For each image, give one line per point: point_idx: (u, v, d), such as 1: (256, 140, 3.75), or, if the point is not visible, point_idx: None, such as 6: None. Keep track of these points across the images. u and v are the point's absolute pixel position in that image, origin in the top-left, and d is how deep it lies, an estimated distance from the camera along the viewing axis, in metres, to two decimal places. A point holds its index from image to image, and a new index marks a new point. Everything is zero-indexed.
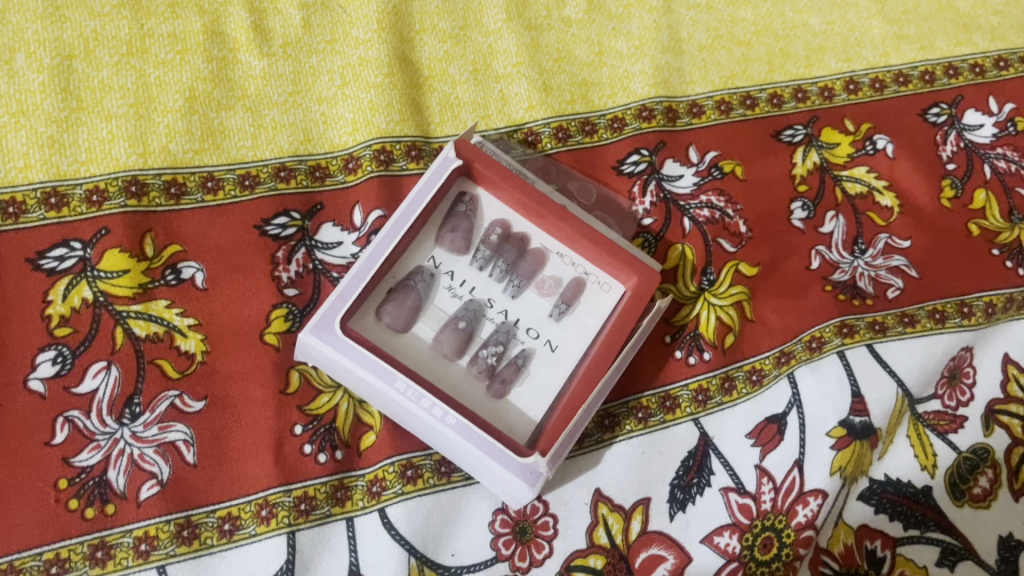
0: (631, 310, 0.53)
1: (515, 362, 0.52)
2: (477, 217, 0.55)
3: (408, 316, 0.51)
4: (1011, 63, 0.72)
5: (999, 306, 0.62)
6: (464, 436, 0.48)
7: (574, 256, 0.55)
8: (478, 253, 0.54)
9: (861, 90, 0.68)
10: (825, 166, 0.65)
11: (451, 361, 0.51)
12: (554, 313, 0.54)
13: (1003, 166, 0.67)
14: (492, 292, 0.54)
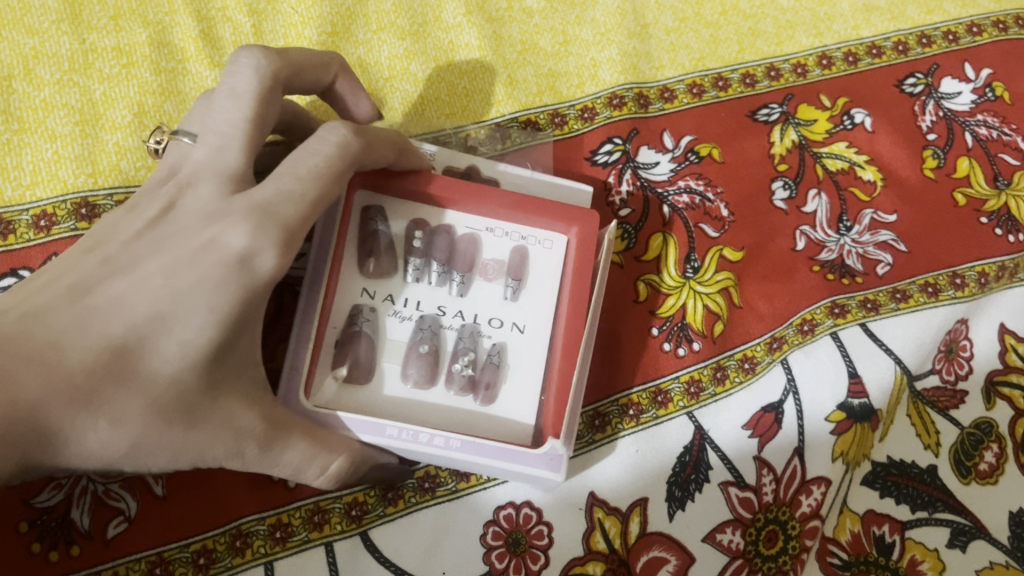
0: (584, 261, 0.51)
1: (488, 362, 0.49)
2: (393, 229, 0.51)
3: (369, 360, 0.47)
4: (985, 28, 0.70)
5: (991, 275, 0.61)
6: (475, 452, 0.45)
7: (504, 226, 0.52)
8: (410, 264, 0.50)
9: (835, 65, 0.67)
10: (804, 143, 0.63)
11: (427, 388, 0.48)
12: (508, 293, 0.51)
13: (984, 132, 0.66)
14: (439, 299, 0.50)
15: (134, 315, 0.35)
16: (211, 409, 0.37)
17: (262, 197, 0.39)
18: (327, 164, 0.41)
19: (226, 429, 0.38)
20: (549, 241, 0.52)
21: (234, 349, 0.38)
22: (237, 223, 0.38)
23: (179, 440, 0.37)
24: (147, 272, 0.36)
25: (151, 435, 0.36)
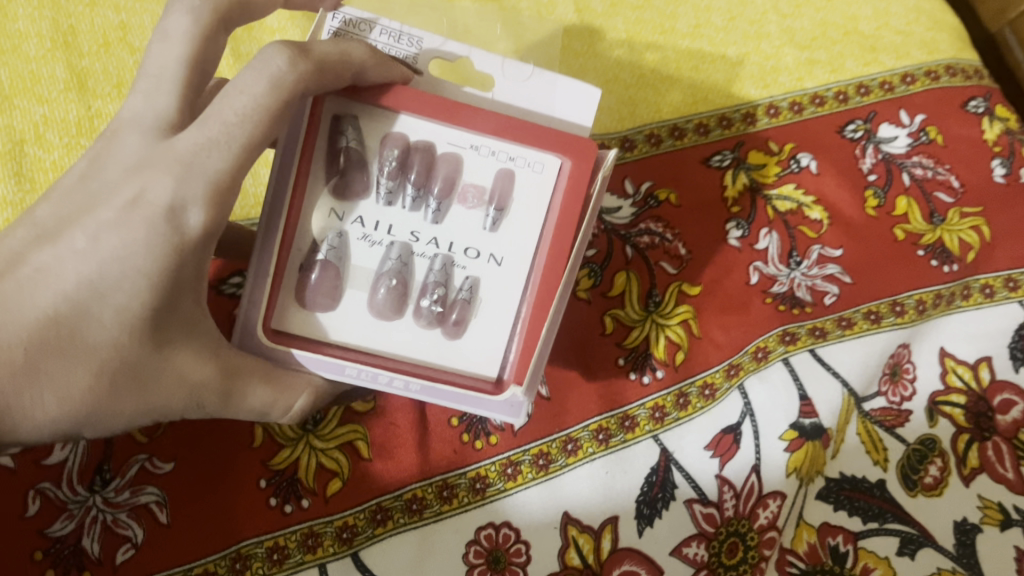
0: (573, 200, 0.46)
1: (460, 298, 0.47)
2: (367, 144, 0.45)
3: (330, 290, 0.46)
4: (918, 77, 0.76)
5: (928, 303, 0.66)
6: (433, 395, 0.47)
7: (492, 143, 0.45)
8: (381, 186, 0.45)
9: (782, 114, 0.73)
10: (755, 186, 0.68)
11: (392, 318, 0.47)
12: (488, 224, 0.46)
13: (920, 173, 0.71)
14: (413, 224, 0.46)
15: (68, 287, 0.38)
16: (160, 366, 0.42)
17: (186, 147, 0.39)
18: (256, 104, 0.39)
19: (179, 383, 0.43)
20: (543, 162, 0.46)
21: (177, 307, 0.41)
22: (163, 174, 0.39)
23: (134, 400, 0.42)
24: (75, 237, 0.39)
25: (105, 399, 0.41)
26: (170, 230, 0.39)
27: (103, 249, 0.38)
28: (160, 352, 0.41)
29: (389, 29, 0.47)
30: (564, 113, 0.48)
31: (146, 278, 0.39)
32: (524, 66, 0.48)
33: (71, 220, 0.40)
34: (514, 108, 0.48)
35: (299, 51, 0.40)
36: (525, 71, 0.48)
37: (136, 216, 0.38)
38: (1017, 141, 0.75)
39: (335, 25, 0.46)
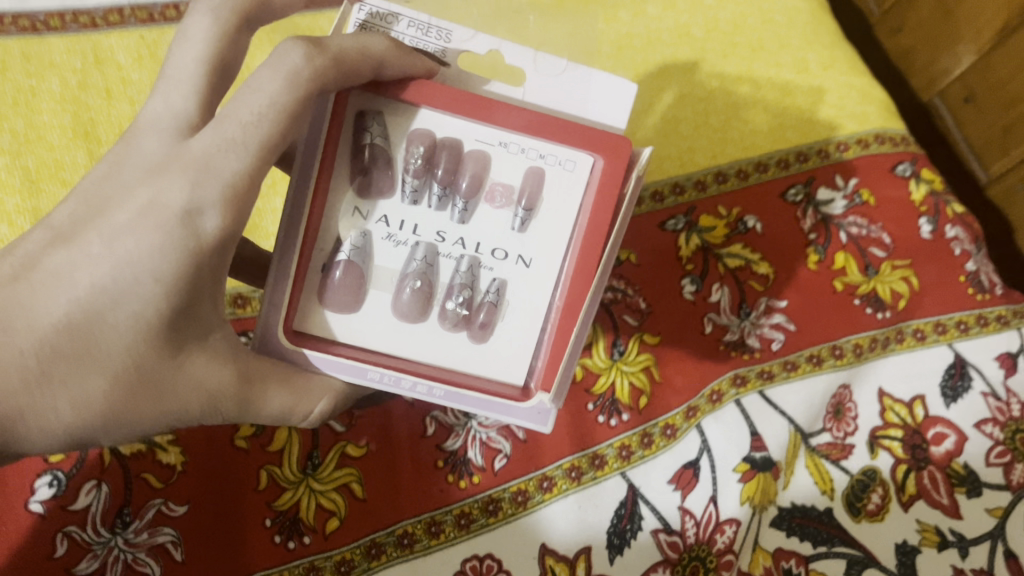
0: (602, 201, 0.46)
1: (486, 301, 0.47)
2: (392, 142, 0.46)
3: (353, 291, 0.46)
4: (850, 146, 0.85)
5: (865, 347, 0.73)
6: (456, 400, 0.47)
7: (520, 140, 0.46)
8: (406, 187, 0.46)
9: (729, 181, 0.81)
10: (707, 246, 0.76)
11: (417, 317, 0.47)
12: (516, 224, 0.47)
13: (855, 231, 0.80)
14: (438, 223, 0.47)
15: (80, 292, 0.39)
16: (177, 374, 0.42)
17: (200, 152, 0.40)
18: (272, 102, 0.40)
19: (196, 390, 0.43)
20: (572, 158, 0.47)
21: (195, 310, 0.42)
22: (178, 177, 0.40)
23: (152, 408, 0.42)
24: (87, 242, 0.40)
25: (120, 407, 0.41)
26: (183, 234, 0.39)
27: (115, 254, 0.39)
28: (177, 359, 0.42)
29: (414, 22, 0.48)
30: (603, 108, 0.48)
31: (157, 283, 0.39)
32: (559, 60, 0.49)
33: (84, 226, 0.41)
34: (550, 101, 0.48)
35: (315, 45, 0.41)
36: (561, 65, 0.49)
37: (148, 220, 0.39)
38: (942, 201, 0.84)
39: (360, 17, 0.47)
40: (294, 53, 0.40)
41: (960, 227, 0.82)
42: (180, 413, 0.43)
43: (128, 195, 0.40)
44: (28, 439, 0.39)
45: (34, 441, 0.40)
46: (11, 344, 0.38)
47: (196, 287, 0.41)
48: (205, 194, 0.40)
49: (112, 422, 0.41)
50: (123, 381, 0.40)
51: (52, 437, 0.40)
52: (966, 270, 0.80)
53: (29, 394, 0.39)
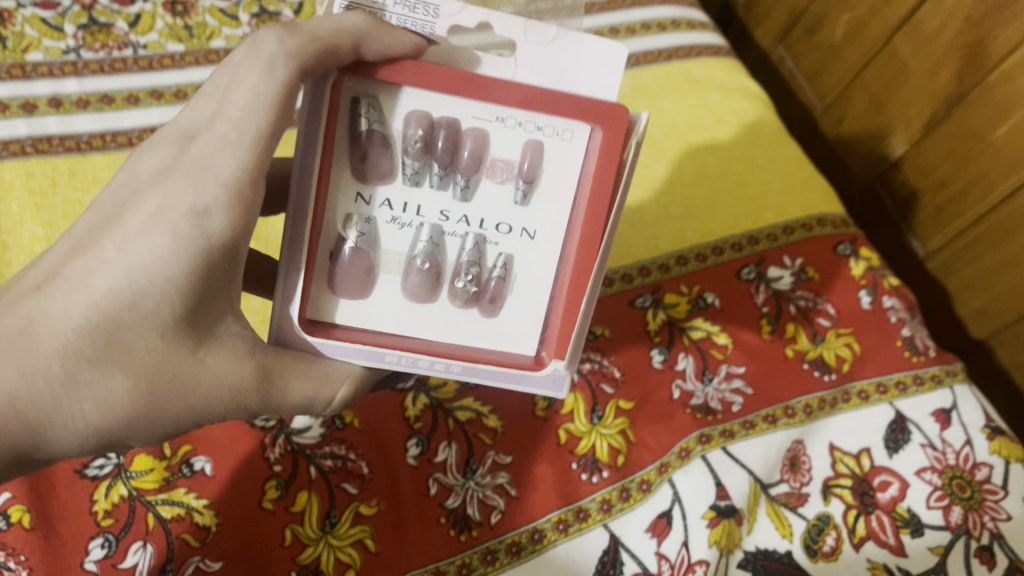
0: (602, 185, 0.53)
1: (494, 278, 0.55)
2: (389, 127, 0.52)
3: (360, 272, 0.54)
4: (796, 229, 0.96)
5: (815, 406, 0.83)
6: (471, 373, 0.55)
7: (514, 116, 0.53)
8: (408, 169, 0.53)
9: (689, 263, 0.91)
10: (672, 321, 0.86)
11: (424, 288, 0.55)
12: (519, 198, 0.55)
13: (804, 304, 0.90)
14: (443, 202, 0.55)
15: (99, 298, 0.46)
16: (197, 369, 0.50)
17: (203, 155, 0.47)
18: (255, 93, 0.47)
19: (216, 385, 0.51)
20: (569, 129, 0.53)
21: (211, 306, 0.49)
22: (183, 182, 0.47)
23: (177, 402, 0.50)
24: (103, 248, 0.47)
25: (147, 400, 0.49)
26: (194, 235, 0.46)
27: (129, 258, 0.46)
28: (197, 357, 0.50)
29: (402, 0, 0.54)
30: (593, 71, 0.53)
31: (172, 286, 0.47)
32: (548, 29, 0.53)
33: (102, 235, 0.48)
34: (541, 69, 0.54)
35: (288, 30, 0.47)
36: (550, 33, 0.53)
37: (160, 228, 0.46)
38: (879, 276, 0.94)
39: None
40: (270, 42, 0.47)
41: (895, 297, 0.93)
42: (201, 405, 0.51)
43: (141, 203, 0.48)
44: (64, 431, 0.48)
45: (70, 434, 0.48)
46: (42, 349, 0.46)
47: (205, 286, 0.48)
48: (210, 197, 0.47)
49: (140, 415, 0.50)
50: (142, 378, 0.48)
51: (87, 428, 0.49)
52: (902, 336, 0.90)
53: (60, 391, 0.47)
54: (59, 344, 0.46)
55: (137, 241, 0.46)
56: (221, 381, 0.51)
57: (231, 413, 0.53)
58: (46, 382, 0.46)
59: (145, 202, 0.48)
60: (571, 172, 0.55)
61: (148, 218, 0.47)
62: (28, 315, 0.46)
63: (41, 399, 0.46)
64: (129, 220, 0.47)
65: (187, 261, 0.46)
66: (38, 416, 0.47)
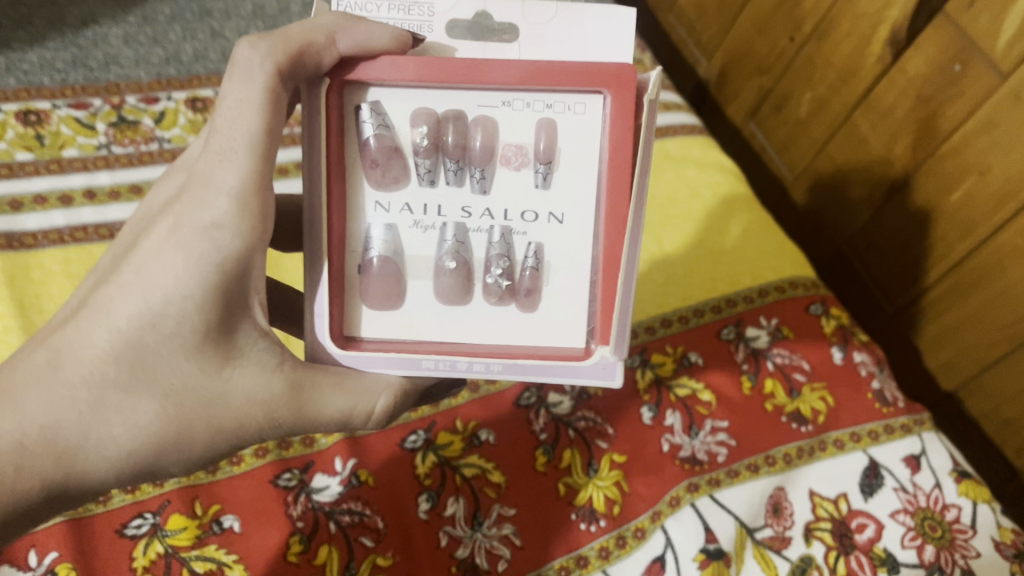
0: (618, 158, 0.60)
1: (527, 270, 0.61)
2: (392, 128, 0.60)
3: (389, 271, 0.60)
4: (770, 291, 1.04)
5: (793, 455, 0.89)
6: (514, 372, 0.60)
7: (518, 99, 0.61)
8: (422, 168, 0.61)
9: (673, 325, 0.99)
10: (660, 379, 0.93)
11: (452, 282, 0.61)
12: (541, 181, 0.61)
13: (781, 360, 0.97)
14: (465, 200, 0.62)
15: (120, 324, 0.53)
16: (226, 387, 0.55)
17: (208, 174, 0.55)
18: (240, 100, 0.55)
19: (249, 402, 0.56)
20: (581, 100, 0.61)
21: (234, 324, 0.56)
22: (195, 204, 0.55)
23: (209, 421, 0.56)
24: (121, 279, 0.55)
25: (179, 421, 0.55)
26: (209, 250, 0.53)
27: (145, 281, 0.54)
28: (227, 376, 0.55)
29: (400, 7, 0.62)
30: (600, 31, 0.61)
31: (190, 301, 0.53)
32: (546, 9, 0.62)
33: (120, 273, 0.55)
34: (543, 43, 0.61)
35: (259, 38, 0.56)
36: (551, 9, 0.62)
37: (174, 251, 0.54)
38: (849, 334, 1.02)
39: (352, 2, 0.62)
40: (246, 51, 0.56)
41: (865, 352, 1.00)
42: (235, 424, 0.56)
43: (153, 235, 0.55)
44: (98, 456, 0.54)
45: (106, 458, 0.54)
46: (70, 376, 0.53)
47: (222, 295, 0.54)
48: (220, 213, 0.54)
49: (173, 436, 0.55)
50: (168, 395, 0.54)
51: (121, 451, 0.54)
52: (871, 388, 0.97)
53: (91, 415, 0.53)
54: (86, 371, 0.53)
55: (151, 265, 0.54)
56: (251, 399, 0.56)
57: (267, 432, 0.58)
58: (75, 407, 0.53)
59: (159, 232, 0.55)
60: (594, 141, 0.61)
61: (163, 245, 0.54)
62: (55, 350, 0.54)
63: (71, 424, 0.53)
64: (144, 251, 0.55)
65: (202, 273, 0.53)
66: (78, 437, 0.53)
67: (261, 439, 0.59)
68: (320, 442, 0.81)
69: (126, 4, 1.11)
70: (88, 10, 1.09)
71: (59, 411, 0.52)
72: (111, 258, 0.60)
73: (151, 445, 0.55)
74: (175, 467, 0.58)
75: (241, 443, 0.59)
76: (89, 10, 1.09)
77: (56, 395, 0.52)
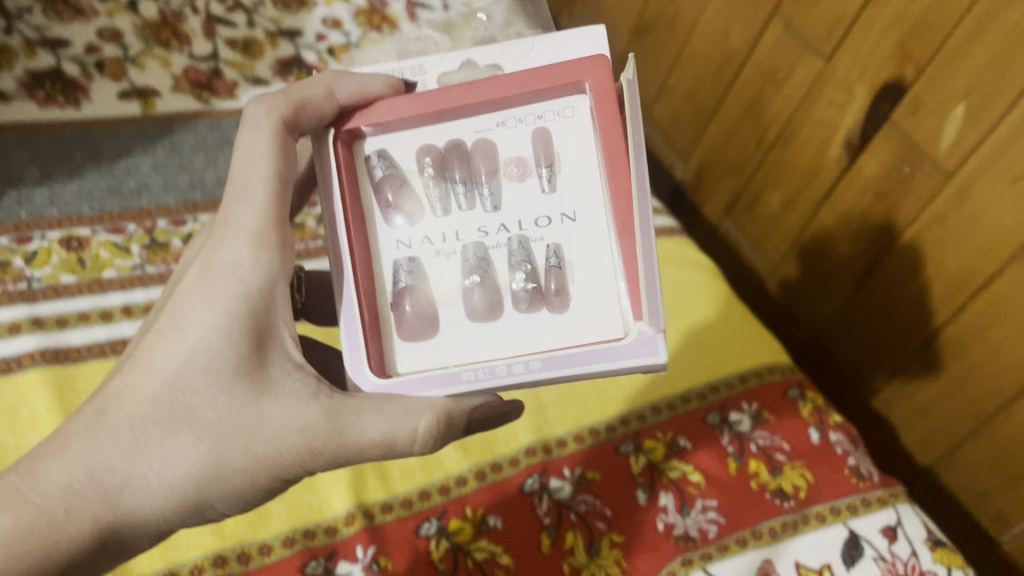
0: (610, 144, 0.70)
1: (551, 270, 0.70)
2: (398, 170, 0.73)
3: (421, 293, 0.71)
4: (750, 376, 1.12)
5: (779, 529, 0.97)
6: (555, 367, 0.66)
7: (507, 122, 0.74)
8: (436, 202, 0.73)
9: (663, 412, 1.07)
10: (652, 463, 1.02)
11: (474, 290, 0.70)
12: (547, 186, 0.72)
13: (763, 441, 1.05)
14: (480, 219, 0.73)
15: (163, 372, 0.69)
16: (261, 414, 0.69)
17: (232, 232, 0.72)
18: (256, 144, 0.73)
19: (286, 429, 0.69)
20: (568, 105, 0.74)
21: (264, 355, 0.71)
22: (222, 258, 0.71)
23: (247, 450, 0.69)
24: (162, 334, 0.70)
25: (219, 451, 0.68)
26: (238, 290, 0.70)
27: (183, 331, 0.69)
28: (263, 405, 0.69)
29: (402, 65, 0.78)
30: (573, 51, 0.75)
31: (221, 336, 0.69)
32: (523, 44, 0.76)
33: (158, 333, 0.71)
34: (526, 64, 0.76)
35: (268, 98, 0.75)
36: (526, 46, 0.76)
37: (208, 303, 0.69)
38: (827, 414, 1.09)
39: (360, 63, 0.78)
40: (259, 109, 0.74)
41: (842, 432, 1.07)
42: (273, 451, 0.69)
43: (184, 293, 0.71)
44: (145, 489, 0.67)
45: (154, 489, 0.67)
46: (117, 419, 0.68)
47: (246, 331, 0.70)
48: (243, 258, 0.71)
49: (213, 465, 0.68)
50: (205, 425, 0.68)
51: (166, 483, 0.68)
52: (849, 465, 1.03)
53: (136, 451, 0.67)
54: (128, 412, 0.68)
55: (187, 318, 0.70)
56: (286, 424, 0.69)
57: (307, 460, 0.70)
58: (122, 445, 0.67)
59: (191, 283, 0.71)
60: (586, 137, 0.73)
61: (198, 291, 0.70)
62: (103, 403, 0.69)
63: (117, 463, 0.67)
64: (178, 309, 0.71)
65: (231, 311, 0.69)
66: (133, 466, 0.67)
67: (306, 468, 0.71)
68: (342, 531, 0.94)
69: (154, 136, 1.27)
70: (121, 144, 1.25)
71: (113, 447, 0.67)
72: (145, 324, 0.75)
73: (196, 472, 0.68)
74: (230, 495, 0.70)
75: (287, 472, 0.70)
76: (123, 144, 1.25)
77: (111, 432, 0.67)
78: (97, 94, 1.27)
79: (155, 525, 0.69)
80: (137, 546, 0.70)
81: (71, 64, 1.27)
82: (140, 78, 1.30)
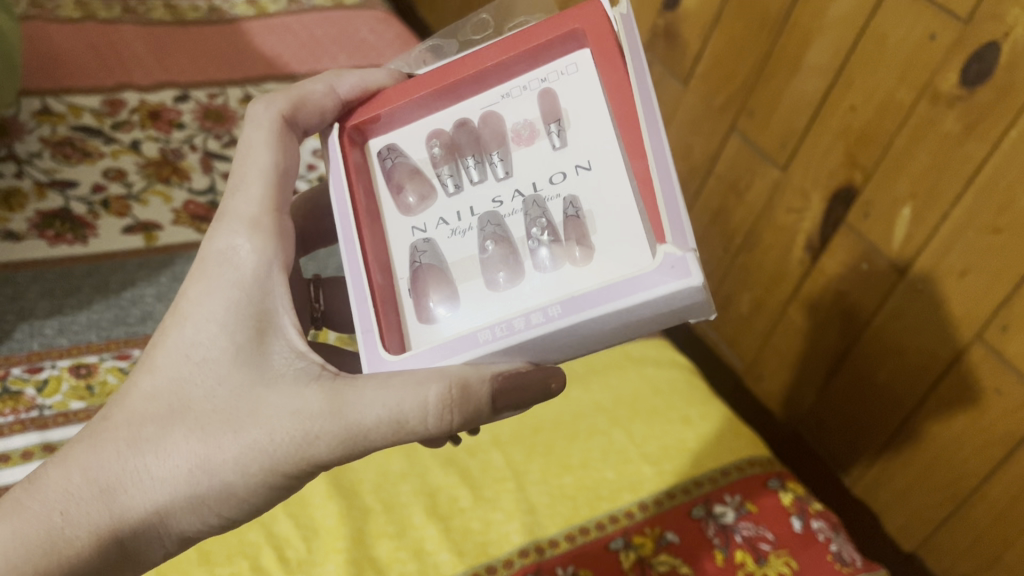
0: (614, 85, 0.71)
1: (570, 221, 0.69)
2: (405, 155, 0.77)
3: (433, 270, 0.71)
4: (730, 470, 1.16)
5: None
6: (575, 308, 0.63)
7: (514, 88, 0.76)
8: (445, 181, 0.75)
9: (649, 508, 1.11)
10: (642, 558, 1.06)
11: (491, 258, 0.70)
12: (557, 141, 0.73)
13: (747, 531, 1.09)
14: (495, 192, 0.74)
15: (163, 373, 0.78)
16: (258, 398, 0.74)
17: (232, 222, 0.81)
18: (260, 135, 0.84)
19: (284, 413, 0.72)
20: (572, 62, 0.75)
21: (263, 338, 0.77)
22: (224, 249, 0.80)
23: (243, 436, 0.73)
24: (167, 335, 0.80)
25: (213, 442, 0.74)
26: (235, 279, 0.79)
27: (185, 328, 0.79)
28: (259, 393, 0.74)
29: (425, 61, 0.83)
30: None
31: (217, 326, 0.77)
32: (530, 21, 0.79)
33: (166, 332, 0.80)
34: None
35: (274, 96, 0.86)
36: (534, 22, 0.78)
37: (209, 294, 0.79)
38: (807, 502, 1.13)
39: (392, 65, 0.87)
40: (264, 106, 0.86)
41: (822, 519, 1.11)
42: (269, 440, 0.72)
43: (189, 291, 0.81)
44: (144, 481, 0.76)
45: (151, 480, 0.75)
46: (121, 418, 0.77)
47: (243, 320, 0.77)
48: (242, 250, 0.80)
49: (208, 454, 0.74)
50: (199, 414, 0.75)
51: (162, 475, 0.75)
52: (831, 550, 1.07)
53: (134, 445, 0.76)
54: (129, 411, 0.77)
55: (190, 313, 0.79)
56: (283, 408, 0.73)
57: (306, 446, 0.72)
58: (123, 440, 0.76)
59: (198, 272, 0.81)
60: (591, 86, 0.73)
61: (204, 278, 0.80)
62: (113, 405, 0.79)
63: (118, 458, 0.76)
64: (183, 304, 0.80)
65: (229, 297, 0.78)
66: (133, 461, 0.76)
67: (307, 458, 0.73)
68: None
69: (157, 267, 1.34)
70: (127, 276, 1.32)
71: (114, 445, 0.76)
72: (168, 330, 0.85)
73: (190, 462, 0.74)
74: (232, 485, 0.74)
75: (285, 460, 0.73)
76: (129, 276, 1.32)
77: (114, 430, 0.77)
78: (102, 230, 1.37)
79: (158, 516, 0.76)
80: (147, 536, 0.78)
81: (78, 204, 1.40)
82: (143, 215, 1.41)
